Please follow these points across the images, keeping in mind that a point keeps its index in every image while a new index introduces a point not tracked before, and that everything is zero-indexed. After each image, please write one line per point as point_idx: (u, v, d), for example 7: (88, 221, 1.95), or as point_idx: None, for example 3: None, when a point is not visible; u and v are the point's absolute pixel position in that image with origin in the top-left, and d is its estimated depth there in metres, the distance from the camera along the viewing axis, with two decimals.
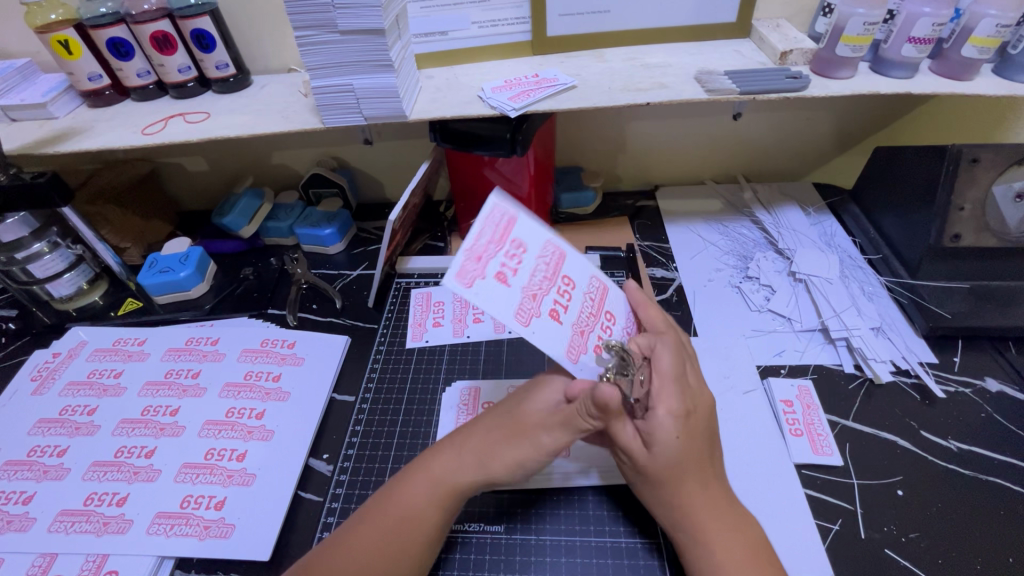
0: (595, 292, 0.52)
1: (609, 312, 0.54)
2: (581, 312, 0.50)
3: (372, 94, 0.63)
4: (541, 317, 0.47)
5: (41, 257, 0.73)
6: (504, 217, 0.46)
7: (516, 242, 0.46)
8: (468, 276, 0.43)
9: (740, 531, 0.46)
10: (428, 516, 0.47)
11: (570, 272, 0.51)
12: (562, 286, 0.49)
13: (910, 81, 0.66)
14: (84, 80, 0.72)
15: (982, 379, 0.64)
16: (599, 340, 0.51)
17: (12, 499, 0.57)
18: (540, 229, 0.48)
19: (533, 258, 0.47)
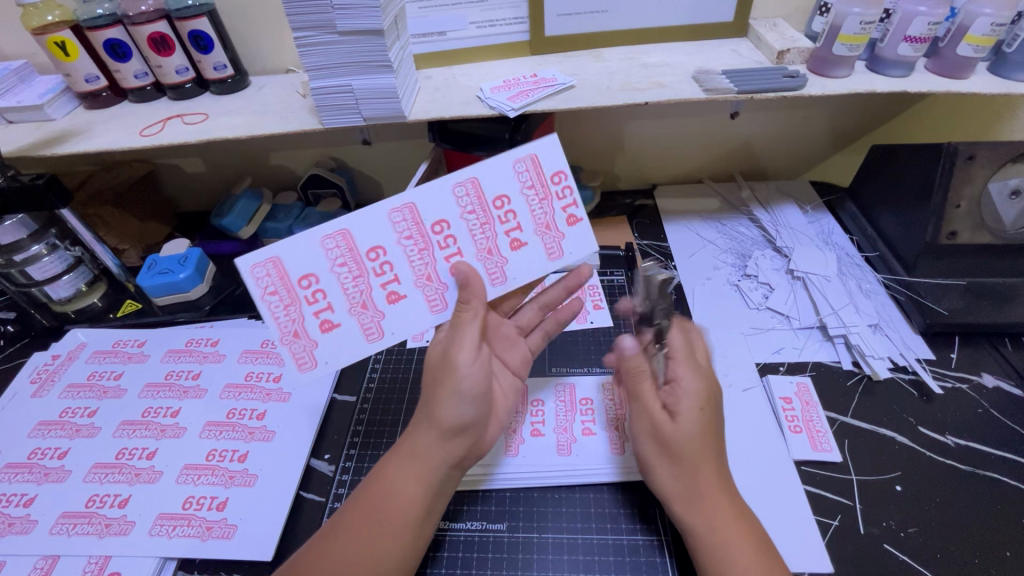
0: (530, 180, 0.54)
1: (556, 171, 0.55)
2: (532, 210, 0.55)
3: (372, 95, 0.63)
4: (508, 258, 0.55)
5: (39, 260, 0.73)
6: (272, 268, 0.51)
7: (404, 235, 0.53)
8: (367, 326, 0.53)
9: (742, 522, 0.46)
10: (404, 494, 0.47)
11: (491, 191, 0.54)
12: (499, 212, 0.54)
13: (906, 80, 0.66)
14: (82, 81, 0.72)
15: (979, 375, 0.64)
16: (564, 210, 0.55)
17: (13, 502, 0.57)
18: (303, 246, 0.51)
19: (460, 222, 0.54)
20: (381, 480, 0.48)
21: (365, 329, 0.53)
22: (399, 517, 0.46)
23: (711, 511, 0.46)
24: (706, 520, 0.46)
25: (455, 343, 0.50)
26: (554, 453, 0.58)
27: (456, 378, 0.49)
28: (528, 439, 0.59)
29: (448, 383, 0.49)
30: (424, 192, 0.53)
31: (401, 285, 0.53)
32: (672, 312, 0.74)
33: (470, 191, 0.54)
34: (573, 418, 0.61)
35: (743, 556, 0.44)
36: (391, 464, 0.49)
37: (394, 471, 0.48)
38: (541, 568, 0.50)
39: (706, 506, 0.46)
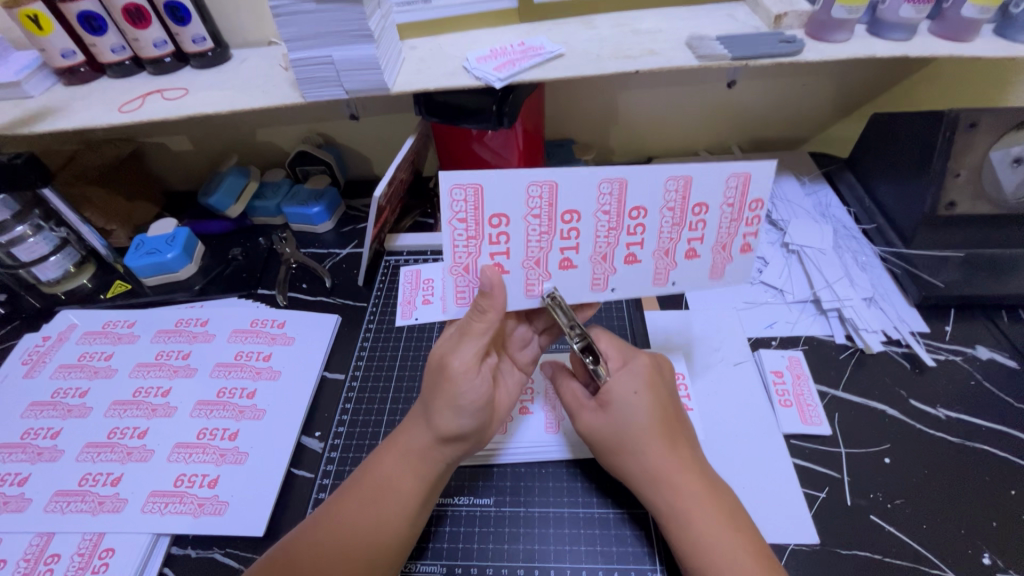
0: (731, 194, 0.51)
1: (699, 202, 0.51)
2: (720, 227, 0.52)
3: (353, 66, 0.61)
4: (618, 269, 0.53)
5: (25, 241, 0.72)
6: (473, 194, 0.48)
7: (603, 209, 0.50)
8: (599, 279, 0.54)
9: (717, 496, 0.46)
10: (404, 485, 0.48)
11: (701, 196, 0.50)
12: (694, 217, 0.51)
13: (908, 44, 0.64)
14: (58, 56, 0.70)
15: (973, 347, 0.64)
16: (745, 240, 0.53)
17: (7, 481, 0.57)
18: (514, 184, 0.48)
19: (657, 214, 0.51)
20: (374, 470, 0.49)
21: (527, 285, 0.52)
22: (398, 511, 0.47)
23: (686, 484, 0.46)
24: (681, 497, 0.45)
25: (453, 350, 0.49)
26: (542, 428, 0.58)
27: (455, 390, 0.48)
28: (517, 418, 0.58)
29: (445, 392, 0.48)
30: (643, 172, 0.49)
31: (578, 255, 0.52)
32: None
33: (614, 191, 0.50)
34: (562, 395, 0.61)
35: (716, 523, 0.44)
36: (389, 459, 0.49)
37: (393, 465, 0.49)
38: (529, 540, 0.50)
39: (677, 479, 0.46)
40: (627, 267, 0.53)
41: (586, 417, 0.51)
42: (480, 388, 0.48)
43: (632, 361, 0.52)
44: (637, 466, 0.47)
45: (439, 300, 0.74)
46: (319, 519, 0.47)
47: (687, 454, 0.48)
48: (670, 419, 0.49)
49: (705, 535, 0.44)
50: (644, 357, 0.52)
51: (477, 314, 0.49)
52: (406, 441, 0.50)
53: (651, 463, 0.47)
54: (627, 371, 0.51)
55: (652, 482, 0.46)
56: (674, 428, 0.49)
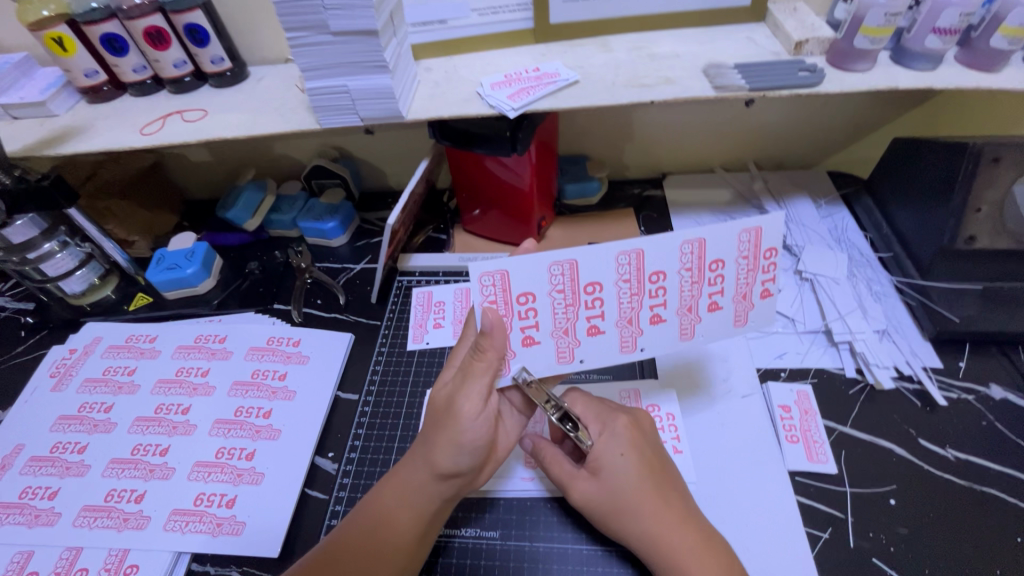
0: (745, 247, 0.54)
1: (715, 259, 0.54)
2: (737, 278, 0.55)
3: (368, 95, 0.61)
4: (644, 330, 0.56)
5: (52, 257, 0.75)
6: (501, 279, 0.52)
7: (623, 277, 0.54)
8: (627, 341, 0.56)
9: (712, 546, 0.47)
10: (404, 523, 0.49)
11: (715, 254, 0.54)
12: (712, 274, 0.55)
13: (933, 74, 0.62)
14: (81, 77, 0.72)
15: (986, 386, 0.63)
16: (763, 288, 0.56)
17: (38, 494, 0.60)
18: (539, 266, 0.52)
19: (676, 275, 0.54)
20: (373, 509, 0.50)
21: (558, 352, 0.55)
22: (395, 550, 0.48)
23: (682, 542, 0.47)
24: (676, 553, 0.47)
25: (460, 391, 0.50)
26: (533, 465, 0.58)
27: (457, 430, 0.49)
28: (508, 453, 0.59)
29: (447, 431, 0.49)
30: (657, 242, 0.53)
31: (604, 321, 0.55)
32: None
33: (632, 262, 0.54)
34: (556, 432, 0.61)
35: None
36: (388, 495, 0.50)
37: (391, 503, 0.50)
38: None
39: (675, 541, 0.47)
40: (654, 327, 0.56)
41: (577, 486, 0.51)
42: (481, 428, 0.50)
43: (611, 422, 0.53)
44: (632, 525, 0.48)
45: (451, 324, 0.75)
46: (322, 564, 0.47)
47: (680, 509, 0.49)
48: (657, 477, 0.50)
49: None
50: (623, 416, 0.53)
51: (477, 352, 0.50)
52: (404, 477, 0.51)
53: (648, 526, 0.48)
54: (610, 435, 0.52)
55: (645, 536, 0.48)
56: (664, 486, 0.50)
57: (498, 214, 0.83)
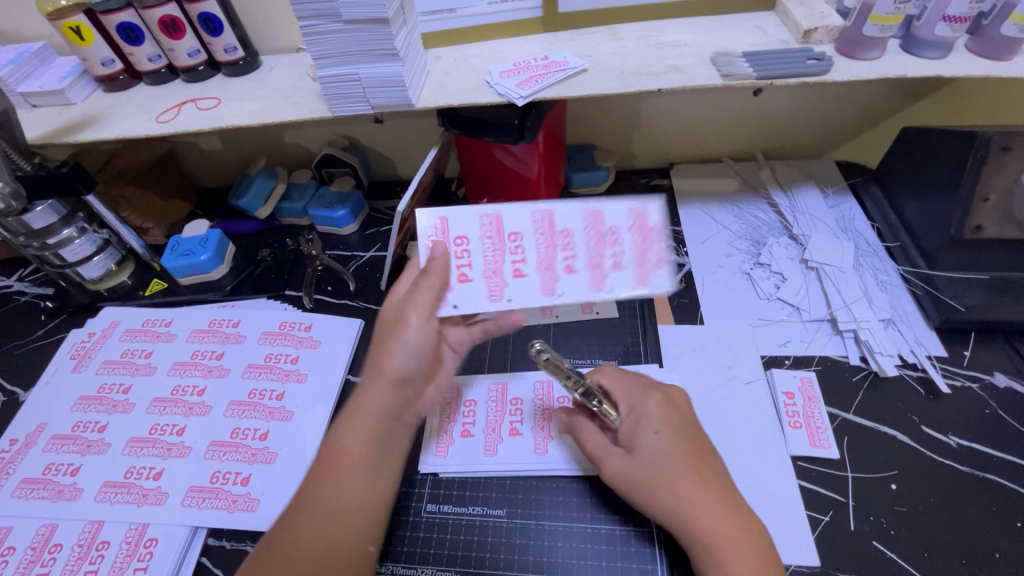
0: (634, 217, 0.58)
1: (611, 224, 0.58)
2: (635, 244, 0.58)
3: (379, 83, 0.62)
4: (559, 279, 0.57)
5: (71, 242, 0.77)
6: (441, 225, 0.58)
7: (535, 236, 0.58)
8: (548, 286, 0.57)
9: (749, 528, 0.47)
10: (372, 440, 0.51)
11: (611, 219, 0.58)
12: (608, 237, 0.58)
13: (942, 62, 0.62)
14: (98, 65, 0.73)
15: (990, 374, 0.63)
16: (660, 255, 0.57)
17: (61, 470, 0.63)
18: (471, 215, 0.58)
19: (580, 234, 0.58)
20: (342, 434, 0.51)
21: (490, 292, 0.57)
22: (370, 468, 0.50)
23: (720, 524, 0.47)
24: (711, 533, 0.46)
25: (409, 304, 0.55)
26: (530, 449, 0.59)
27: (404, 335, 0.54)
28: (506, 439, 0.60)
29: (394, 339, 0.54)
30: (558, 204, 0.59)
31: (527, 266, 0.57)
32: (679, 300, 0.74)
33: (544, 220, 0.58)
34: (552, 418, 0.62)
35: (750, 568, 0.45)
36: (355, 421, 0.52)
37: (355, 425, 0.51)
38: (537, 553, 0.53)
39: (710, 523, 0.47)
40: (571, 277, 0.57)
41: (613, 462, 0.52)
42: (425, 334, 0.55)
43: (642, 399, 0.54)
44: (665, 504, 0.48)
45: None
46: (307, 488, 0.49)
47: (718, 491, 0.49)
48: (695, 455, 0.50)
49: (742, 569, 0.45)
50: (655, 393, 0.55)
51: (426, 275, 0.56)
52: (363, 400, 0.53)
53: (683, 505, 0.48)
54: (639, 414, 0.53)
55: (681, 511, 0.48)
56: (702, 465, 0.50)
57: (505, 203, 0.84)
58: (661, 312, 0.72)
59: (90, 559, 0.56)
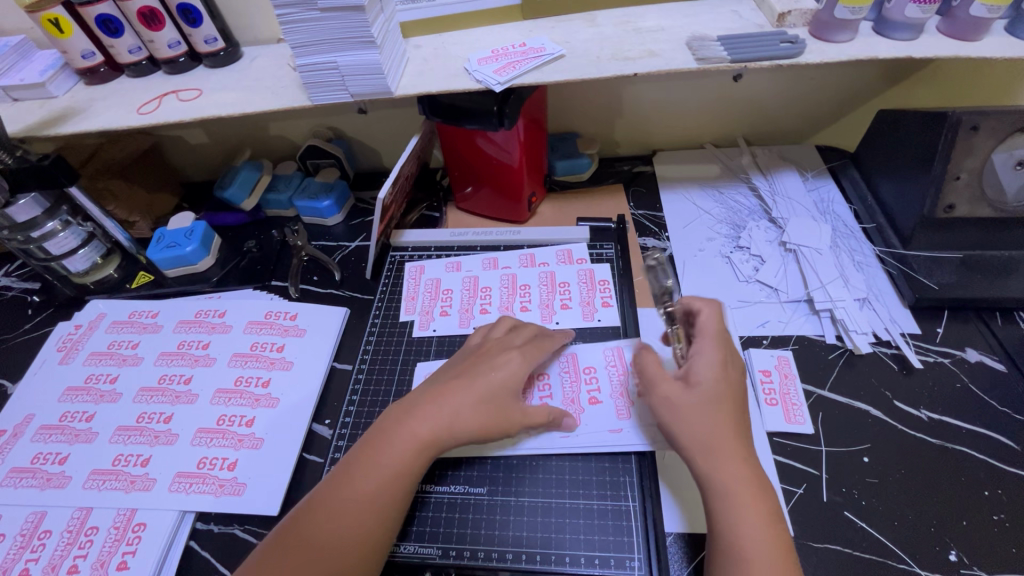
0: (506, 283, 0.76)
1: (485, 286, 0.76)
2: (503, 295, 0.75)
3: (357, 71, 0.63)
4: (436, 318, 0.74)
5: (55, 236, 0.77)
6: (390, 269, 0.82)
7: (434, 287, 0.78)
8: (425, 323, 0.74)
9: (762, 493, 0.46)
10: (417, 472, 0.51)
11: (486, 283, 0.77)
12: (481, 297, 0.75)
13: (913, 44, 0.63)
14: (78, 58, 0.73)
15: (962, 350, 0.65)
16: (563, 303, 0.73)
17: (50, 459, 0.63)
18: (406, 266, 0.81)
19: (459, 290, 0.77)
20: (386, 455, 0.51)
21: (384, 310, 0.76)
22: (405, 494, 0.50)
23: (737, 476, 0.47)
24: (733, 489, 0.46)
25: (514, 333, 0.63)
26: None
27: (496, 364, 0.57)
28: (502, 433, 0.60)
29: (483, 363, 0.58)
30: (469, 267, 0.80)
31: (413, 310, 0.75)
32: (660, 284, 0.75)
33: (430, 283, 0.78)
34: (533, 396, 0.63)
35: (759, 528, 0.45)
36: (404, 446, 0.51)
37: (406, 451, 0.51)
38: (517, 528, 0.54)
39: (731, 479, 0.47)
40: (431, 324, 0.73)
41: (668, 388, 0.53)
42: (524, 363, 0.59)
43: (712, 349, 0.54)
44: (691, 444, 0.49)
45: (440, 299, 0.76)
46: (332, 486, 0.50)
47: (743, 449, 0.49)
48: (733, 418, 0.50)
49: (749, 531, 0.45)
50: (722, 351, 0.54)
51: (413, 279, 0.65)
52: (418, 425, 0.52)
53: (717, 463, 0.47)
54: (700, 356, 0.54)
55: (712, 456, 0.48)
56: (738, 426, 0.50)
57: (488, 191, 0.85)
58: (642, 295, 0.73)
59: (79, 545, 0.57)
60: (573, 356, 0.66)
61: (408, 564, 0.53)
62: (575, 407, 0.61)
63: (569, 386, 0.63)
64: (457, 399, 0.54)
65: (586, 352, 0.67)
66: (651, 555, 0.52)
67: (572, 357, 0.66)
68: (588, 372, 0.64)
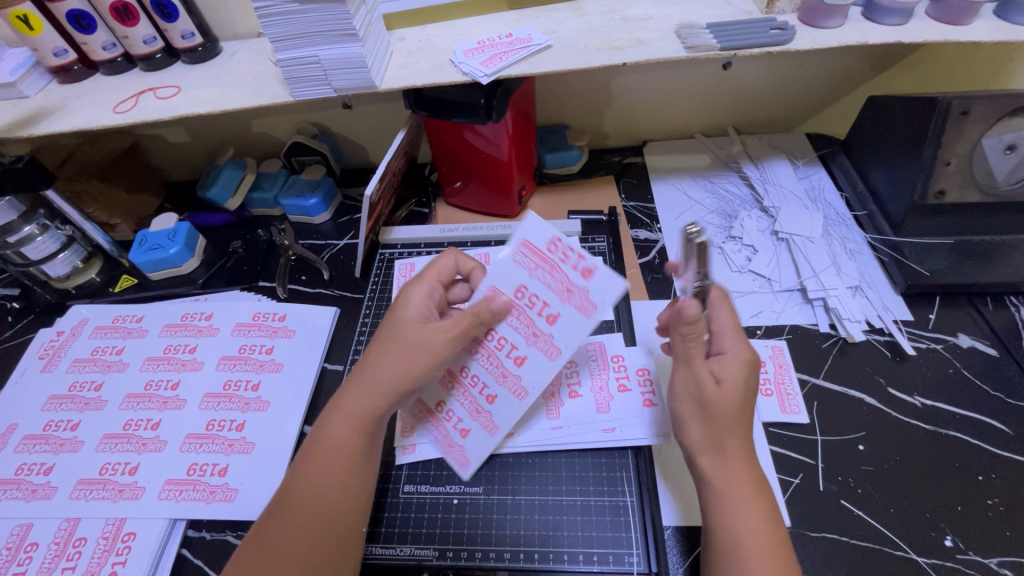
0: None
1: None
2: None
3: (340, 65, 0.61)
4: None
5: (33, 240, 0.75)
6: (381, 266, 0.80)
7: None
8: None
9: (758, 492, 0.47)
10: (359, 445, 0.50)
11: None
12: None
13: (903, 29, 0.62)
14: (50, 56, 0.71)
15: (954, 336, 0.65)
16: None
17: (34, 470, 0.62)
18: (398, 264, 0.80)
19: None
20: (319, 442, 0.50)
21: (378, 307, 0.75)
22: (352, 477, 0.49)
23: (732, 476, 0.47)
24: (729, 493, 0.47)
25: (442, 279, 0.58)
26: (510, 401, 0.55)
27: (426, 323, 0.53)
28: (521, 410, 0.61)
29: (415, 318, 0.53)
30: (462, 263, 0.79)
31: None
32: (653, 276, 0.75)
33: None
34: (498, 360, 0.55)
35: (758, 532, 0.45)
36: (332, 423, 0.50)
37: (336, 429, 0.50)
38: (515, 527, 0.54)
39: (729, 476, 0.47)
40: None
41: (697, 372, 0.50)
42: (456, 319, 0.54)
43: (738, 347, 0.50)
44: (694, 441, 0.50)
45: None
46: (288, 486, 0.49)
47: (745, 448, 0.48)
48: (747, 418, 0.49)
49: (744, 531, 0.45)
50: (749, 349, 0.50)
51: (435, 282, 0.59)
52: (345, 406, 0.51)
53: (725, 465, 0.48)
54: (732, 356, 0.50)
55: (713, 457, 0.49)
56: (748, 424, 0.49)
57: (478, 186, 0.83)
58: (635, 288, 0.73)
59: (67, 556, 0.56)
60: (524, 243, 0.53)
61: (405, 566, 0.52)
62: (544, 340, 0.53)
63: (519, 320, 0.54)
64: (373, 361, 0.52)
65: (535, 234, 0.52)
66: (649, 550, 0.51)
67: (525, 251, 0.53)
68: (543, 263, 0.52)
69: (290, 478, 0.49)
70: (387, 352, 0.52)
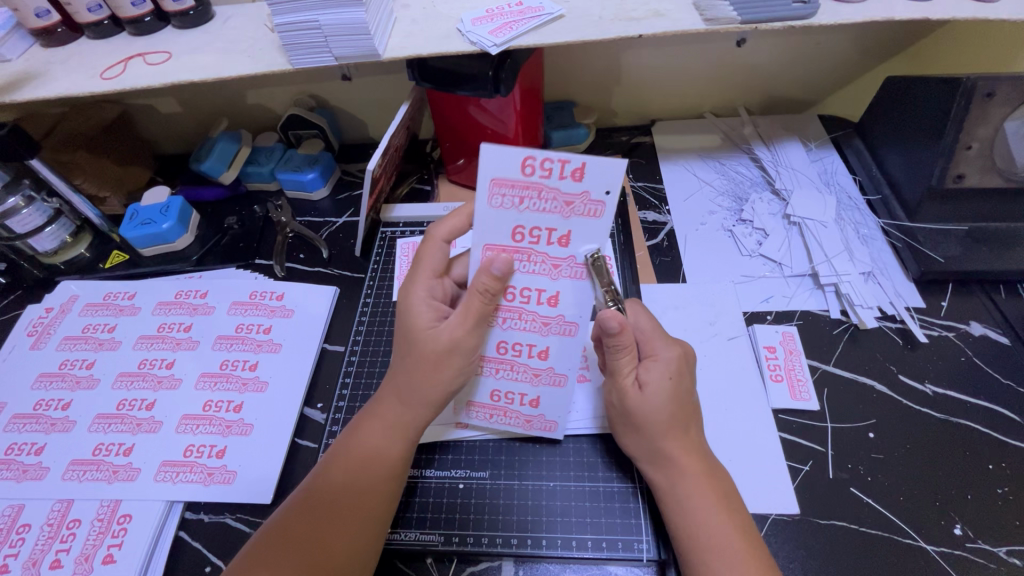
0: None
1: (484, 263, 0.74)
2: None
3: (341, 31, 0.58)
4: None
5: (18, 213, 0.72)
6: (384, 246, 0.78)
7: None
8: None
9: (716, 480, 0.48)
10: (389, 457, 0.50)
11: None
12: None
13: (932, 4, 0.59)
14: (32, 17, 0.66)
15: (967, 324, 0.64)
16: None
17: (25, 450, 0.60)
18: (398, 243, 0.78)
19: None
20: (357, 444, 0.50)
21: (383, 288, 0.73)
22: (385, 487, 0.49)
23: (687, 465, 0.48)
24: (683, 486, 0.48)
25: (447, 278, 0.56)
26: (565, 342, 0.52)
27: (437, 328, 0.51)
28: None
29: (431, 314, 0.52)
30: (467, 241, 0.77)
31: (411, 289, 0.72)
32: (662, 259, 0.73)
33: None
34: (531, 313, 0.51)
35: (719, 520, 0.46)
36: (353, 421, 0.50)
37: (376, 437, 0.50)
38: (523, 514, 0.53)
39: (681, 466, 0.48)
40: None
41: (622, 381, 0.50)
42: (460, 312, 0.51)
43: (662, 349, 0.52)
44: (632, 446, 0.51)
45: None
46: (311, 484, 0.49)
47: (694, 438, 0.49)
48: (686, 415, 0.50)
49: (701, 526, 0.46)
50: (674, 347, 0.52)
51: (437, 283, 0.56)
52: (385, 410, 0.52)
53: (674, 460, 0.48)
54: (658, 359, 0.51)
55: (654, 461, 0.49)
56: (688, 421, 0.50)
57: None
58: (644, 271, 0.71)
59: (60, 539, 0.54)
60: (496, 180, 0.45)
61: (411, 551, 0.51)
62: (569, 264, 0.48)
63: (533, 263, 0.48)
64: (401, 361, 0.51)
65: (505, 180, 0.44)
66: (655, 534, 0.51)
67: (501, 190, 0.45)
68: (527, 191, 0.45)
69: (312, 481, 0.49)
70: (405, 362, 0.51)
